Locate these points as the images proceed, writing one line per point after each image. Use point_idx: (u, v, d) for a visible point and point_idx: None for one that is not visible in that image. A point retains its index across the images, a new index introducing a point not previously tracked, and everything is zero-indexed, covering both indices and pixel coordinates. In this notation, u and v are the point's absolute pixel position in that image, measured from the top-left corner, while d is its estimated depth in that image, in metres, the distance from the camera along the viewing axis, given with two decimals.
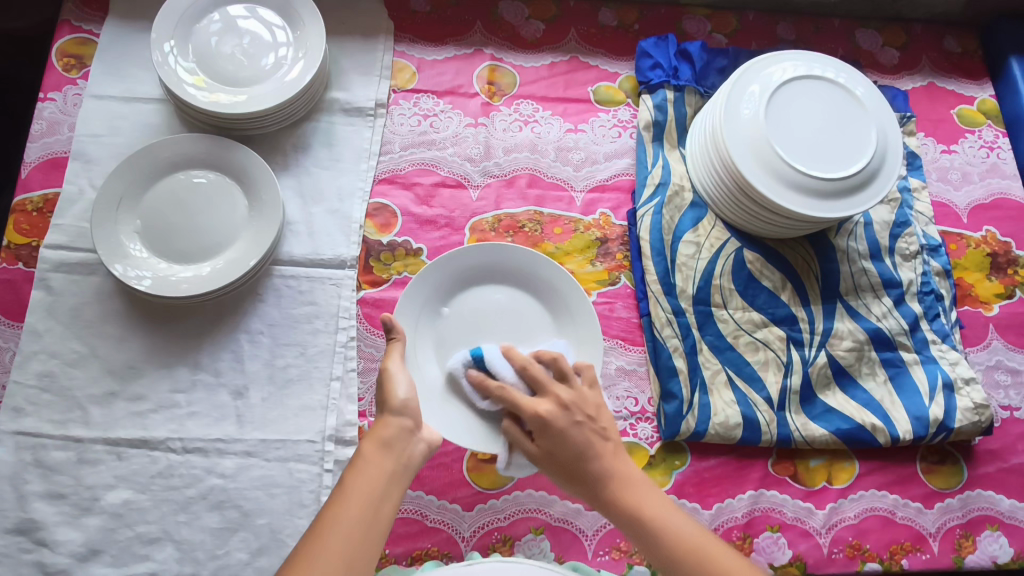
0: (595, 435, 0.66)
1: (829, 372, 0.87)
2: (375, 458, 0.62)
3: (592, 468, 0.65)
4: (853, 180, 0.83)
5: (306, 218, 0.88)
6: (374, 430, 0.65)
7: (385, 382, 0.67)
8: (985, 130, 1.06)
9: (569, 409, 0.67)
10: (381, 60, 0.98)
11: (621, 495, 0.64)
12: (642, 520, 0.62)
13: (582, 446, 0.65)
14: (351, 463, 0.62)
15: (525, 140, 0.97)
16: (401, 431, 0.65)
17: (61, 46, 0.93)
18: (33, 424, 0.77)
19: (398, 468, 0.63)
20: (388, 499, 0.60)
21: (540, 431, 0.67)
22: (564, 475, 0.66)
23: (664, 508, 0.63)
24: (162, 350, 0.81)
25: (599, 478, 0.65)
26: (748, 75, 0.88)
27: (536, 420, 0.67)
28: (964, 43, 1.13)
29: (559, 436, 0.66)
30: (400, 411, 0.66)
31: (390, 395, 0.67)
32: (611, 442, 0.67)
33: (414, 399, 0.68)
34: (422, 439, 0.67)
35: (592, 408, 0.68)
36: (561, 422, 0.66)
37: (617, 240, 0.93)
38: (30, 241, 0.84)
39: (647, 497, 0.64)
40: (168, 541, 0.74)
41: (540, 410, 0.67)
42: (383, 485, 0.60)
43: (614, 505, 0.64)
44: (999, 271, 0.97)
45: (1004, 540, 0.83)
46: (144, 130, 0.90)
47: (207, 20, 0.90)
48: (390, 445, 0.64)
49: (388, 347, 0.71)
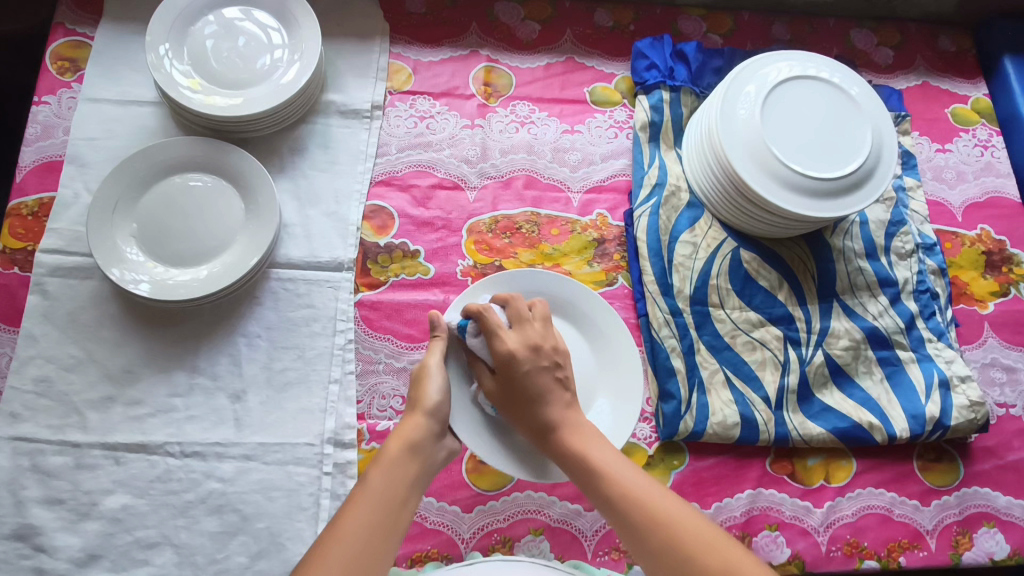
0: (556, 383, 0.69)
1: (826, 371, 0.87)
2: (400, 460, 0.63)
3: (547, 420, 0.67)
4: (847, 181, 0.83)
5: (303, 220, 0.88)
6: (402, 429, 0.66)
7: (423, 379, 0.69)
8: (979, 129, 1.06)
9: (536, 353, 0.69)
10: (377, 63, 0.98)
11: (570, 441, 0.66)
12: (584, 456, 0.64)
13: (542, 394, 0.67)
14: (374, 462, 0.63)
15: (522, 141, 0.97)
16: (425, 436, 0.66)
17: (55, 49, 0.93)
18: (29, 429, 0.76)
19: (420, 472, 0.64)
20: (407, 501, 0.62)
21: (505, 366, 0.68)
22: (522, 423, 0.68)
23: (609, 455, 0.64)
24: (160, 353, 0.81)
25: (555, 433, 0.67)
26: (744, 76, 0.88)
27: (505, 355, 0.68)
28: (958, 42, 1.13)
29: (521, 378, 0.67)
30: (430, 414, 0.68)
31: (425, 394, 0.68)
32: (569, 394, 0.70)
33: (446, 404, 0.69)
34: (444, 445, 0.69)
35: (560, 356, 0.70)
36: (524, 363, 0.68)
37: (614, 241, 0.93)
38: (24, 245, 0.84)
39: (597, 445, 0.65)
40: (167, 546, 0.73)
41: (511, 346, 0.68)
42: (406, 488, 0.62)
43: (566, 454, 0.66)
44: (993, 269, 0.97)
45: (1001, 537, 0.84)
46: (140, 134, 0.89)
47: (201, 23, 0.90)
48: (416, 448, 0.65)
49: (432, 345, 0.72)
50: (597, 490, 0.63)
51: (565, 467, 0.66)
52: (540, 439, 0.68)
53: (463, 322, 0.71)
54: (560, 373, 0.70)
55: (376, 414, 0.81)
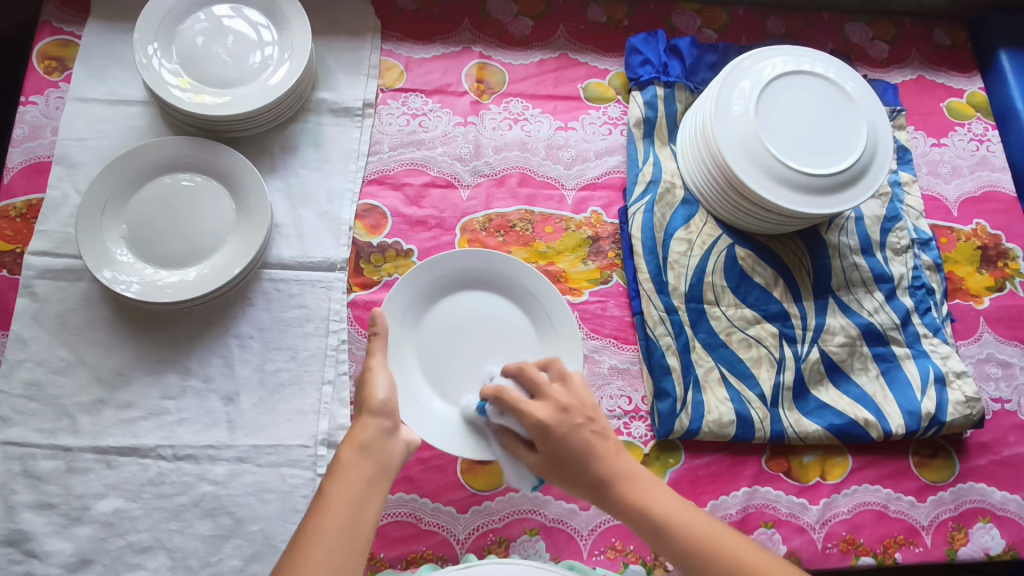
0: (595, 437, 0.65)
1: (821, 368, 0.87)
2: (353, 462, 0.62)
3: (603, 472, 0.63)
4: (842, 177, 0.83)
5: (295, 220, 0.88)
6: (352, 433, 0.64)
7: (366, 382, 0.68)
8: (975, 123, 1.06)
9: (566, 414, 0.66)
10: (368, 60, 0.97)
11: (633, 496, 0.62)
12: (650, 513, 0.61)
13: (585, 452, 0.64)
14: (330, 470, 0.62)
15: (515, 139, 0.96)
16: (378, 433, 0.65)
17: (42, 48, 0.92)
18: (20, 434, 0.76)
19: (378, 469, 0.62)
20: (370, 500, 0.60)
21: (540, 438, 0.66)
22: (574, 483, 0.65)
23: (677, 509, 0.61)
24: (151, 356, 0.80)
25: (614, 487, 0.63)
26: (739, 70, 0.88)
27: (537, 427, 0.66)
28: (953, 36, 1.13)
29: (560, 440, 0.65)
30: (378, 412, 0.66)
31: (370, 396, 0.67)
32: (613, 442, 0.66)
33: (394, 398, 0.68)
34: (402, 438, 0.66)
35: (591, 411, 0.67)
36: (559, 426, 0.65)
37: (608, 238, 0.93)
38: (13, 247, 0.83)
39: (661, 500, 0.62)
40: (161, 550, 0.73)
41: (540, 416, 0.66)
42: (364, 489, 0.60)
43: (632, 513, 0.62)
44: (989, 264, 0.97)
45: (996, 532, 0.84)
46: (128, 133, 0.88)
47: (191, 21, 0.89)
48: (369, 447, 0.63)
49: (371, 346, 0.71)
50: (668, 546, 0.59)
51: (631, 523, 0.62)
52: (597, 497, 0.64)
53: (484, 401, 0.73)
54: (596, 427, 0.66)
55: None
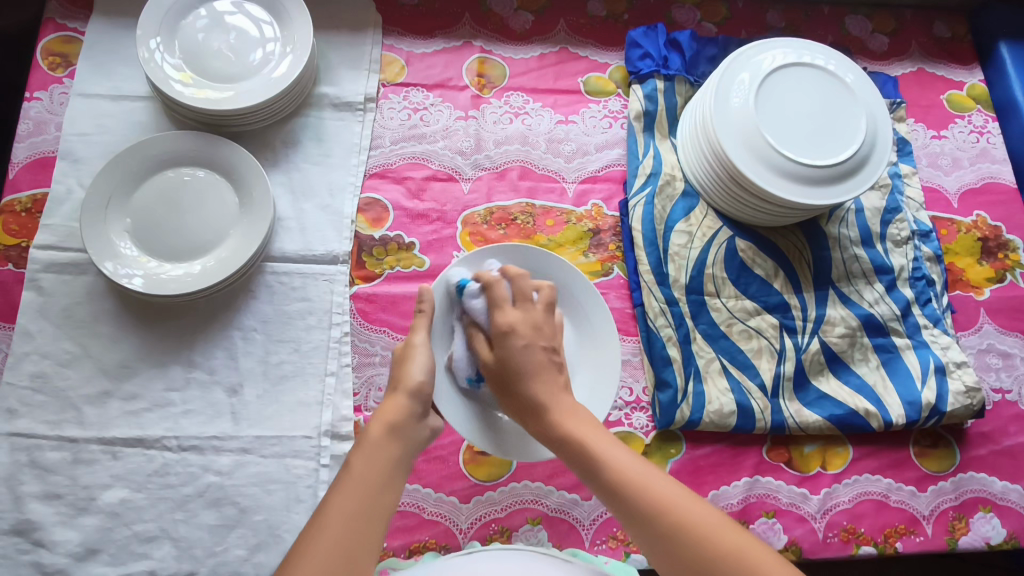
0: (551, 364, 0.67)
1: (821, 359, 0.87)
2: (383, 443, 0.62)
3: (538, 397, 0.65)
4: (842, 168, 0.83)
5: (297, 214, 0.88)
6: (384, 410, 0.64)
7: (406, 361, 0.68)
8: (975, 115, 1.06)
9: (536, 331, 0.68)
10: (370, 55, 0.97)
11: (568, 425, 0.63)
12: (581, 444, 0.62)
13: (534, 371, 0.66)
14: (357, 447, 0.62)
15: (516, 132, 0.97)
16: (408, 417, 0.64)
17: (45, 44, 0.92)
18: (26, 425, 0.76)
19: (402, 453, 0.62)
20: (392, 485, 0.60)
21: (499, 341, 0.67)
22: (512, 399, 0.67)
23: (607, 443, 0.62)
24: (155, 348, 0.81)
25: (549, 413, 0.64)
26: (738, 62, 0.88)
27: (501, 329, 0.67)
28: (953, 28, 1.13)
29: (513, 353, 0.66)
30: (412, 394, 0.66)
31: (408, 375, 0.67)
32: (563, 376, 0.68)
33: (429, 385, 0.68)
34: (428, 424, 0.67)
35: (557, 341, 0.70)
36: (523, 339, 0.67)
37: (609, 231, 0.93)
38: (19, 241, 0.84)
39: (595, 434, 0.63)
40: (166, 540, 0.74)
41: (509, 321, 0.68)
42: (388, 474, 0.60)
43: (563, 439, 0.63)
44: (989, 255, 0.97)
45: (997, 521, 0.84)
46: (132, 128, 0.89)
47: (193, 16, 0.89)
48: (398, 430, 0.63)
49: (415, 322, 0.72)
50: (596, 479, 0.60)
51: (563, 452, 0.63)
52: (529, 416, 0.66)
53: (463, 283, 0.73)
54: (555, 356, 0.69)
55: (372, 406, 0.81)
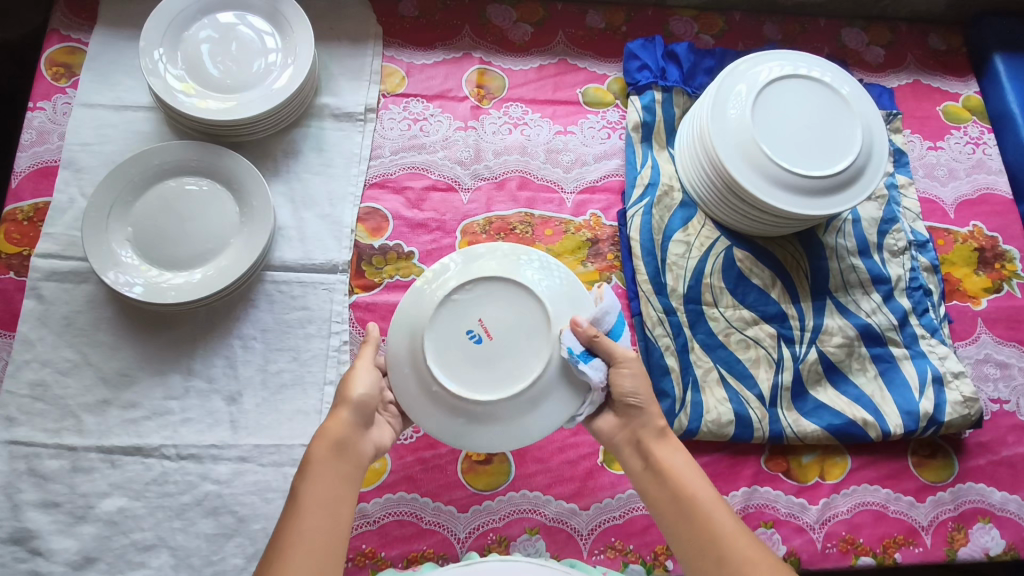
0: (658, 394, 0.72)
1: (819, 369, 0.88)
2: (327, 461, 0.62)
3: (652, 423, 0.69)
4: (838, 178, 0.84)
5: (297, 223, 0.89)
6: (327, 427, 0.64)
7: (348, 377, 0.68)
8: (970, 126, 1.07)
9: None
10: (370, 66, 0.98)
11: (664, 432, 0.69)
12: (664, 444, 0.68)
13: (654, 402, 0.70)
14: (305, 467, 0.62)
15: (515, 143, 0.97)
16: (350, 430, 0.65)
17: (50, 55, 0.93)
18: (26, 433, 0.77)
19: (350, 467, 0.63)
20: (345, 497, 0.61)
21: None
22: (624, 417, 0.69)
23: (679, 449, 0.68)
24: (155, 357, 0.81)
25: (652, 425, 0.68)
26: (735, 74, 0.89)
27: None
28: (948, 40, 1.14)
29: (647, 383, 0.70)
30: (355, 406, 0.66)
31: (349, 390, 0.66)
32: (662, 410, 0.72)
33: (373, 397, 0.67)
34: (372, 438, 0.67)
35: None
36: None
37: (607, 241, 0.94)
38: (20, 250, 0.84)
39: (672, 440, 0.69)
40: (164, 548, 0.74)
41: None
42: (337, 488, 0.61)
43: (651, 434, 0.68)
44: (986, 265, 0.98)
45: (996, 532, 0.84)
46: (134, 138, 0.90)
47: (195, 27, 0.90)
48: (344, 446, 0.64)
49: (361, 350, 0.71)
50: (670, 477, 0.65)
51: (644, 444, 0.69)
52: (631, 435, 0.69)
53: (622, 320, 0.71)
54: None
55: None
